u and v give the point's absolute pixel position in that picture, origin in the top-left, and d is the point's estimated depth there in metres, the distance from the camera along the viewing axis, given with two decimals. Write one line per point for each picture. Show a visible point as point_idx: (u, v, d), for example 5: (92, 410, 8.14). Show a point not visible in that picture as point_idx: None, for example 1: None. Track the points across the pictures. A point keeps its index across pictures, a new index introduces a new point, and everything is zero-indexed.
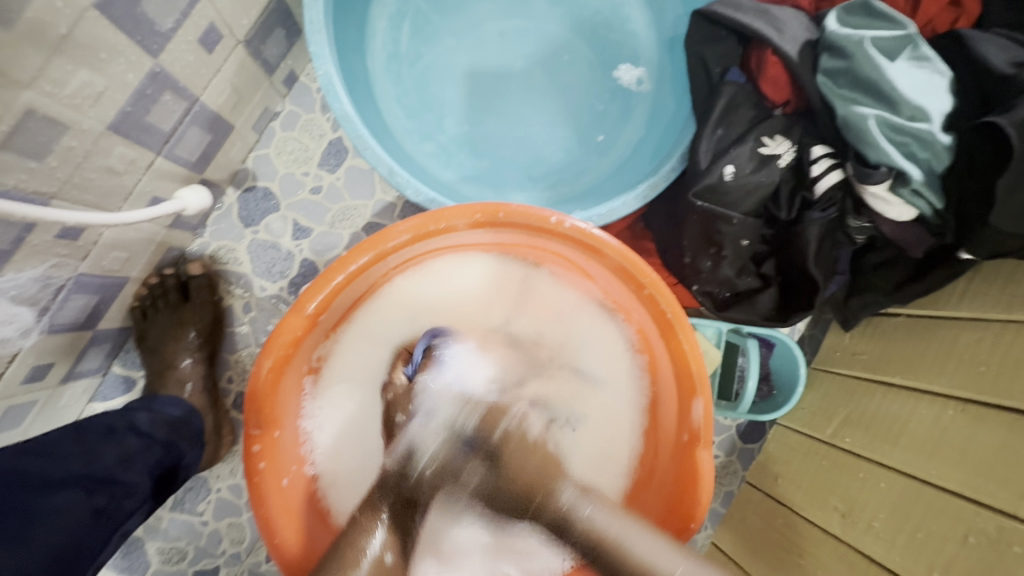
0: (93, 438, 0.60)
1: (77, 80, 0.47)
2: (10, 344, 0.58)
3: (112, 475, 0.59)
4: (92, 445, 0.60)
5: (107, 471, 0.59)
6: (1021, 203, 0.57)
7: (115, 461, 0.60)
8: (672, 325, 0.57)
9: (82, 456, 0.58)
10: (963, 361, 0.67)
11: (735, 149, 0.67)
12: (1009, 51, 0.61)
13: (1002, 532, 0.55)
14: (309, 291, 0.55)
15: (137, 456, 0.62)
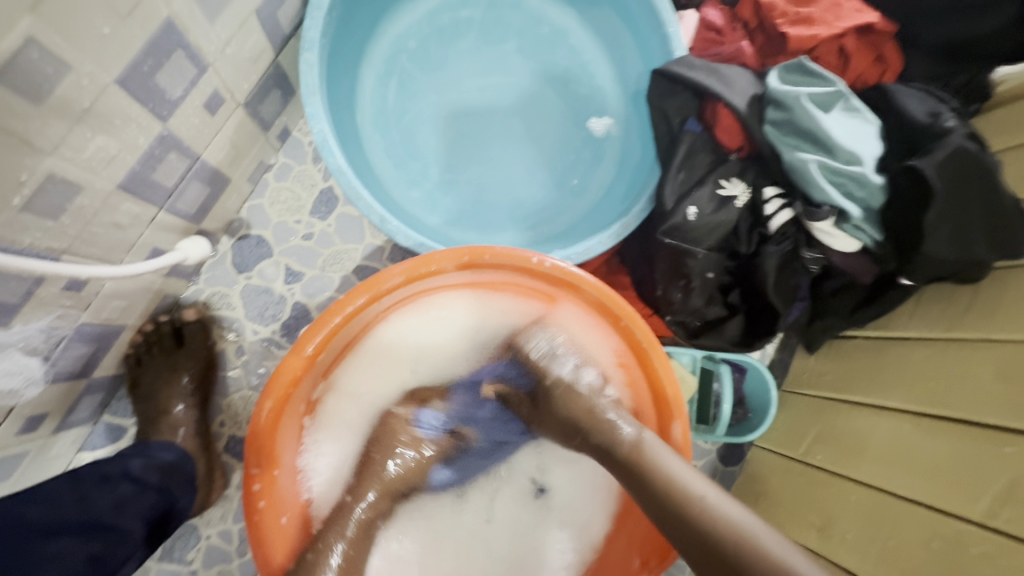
0: (88, 485, 0.61)
1: (93, 145, 0.50)
2: (16, 395, 0.59)
3: (105, 521, 0.59)
4: (87, 492, 0.61)
5: (101, 517, 0.59)
6: (944, 235, 0.65)
7: (108, 508, 0.60)
8: (648, 354, 0.62)
9: (77, 503, 0.59)
10: (914, 377, 0.74)
11: (696, 191, 0.74)
12: (926, 104, 0.71)
13: (958, 535, 0.60)
14: (309, 332, 0.58)
15: (130, 502, 0.63)
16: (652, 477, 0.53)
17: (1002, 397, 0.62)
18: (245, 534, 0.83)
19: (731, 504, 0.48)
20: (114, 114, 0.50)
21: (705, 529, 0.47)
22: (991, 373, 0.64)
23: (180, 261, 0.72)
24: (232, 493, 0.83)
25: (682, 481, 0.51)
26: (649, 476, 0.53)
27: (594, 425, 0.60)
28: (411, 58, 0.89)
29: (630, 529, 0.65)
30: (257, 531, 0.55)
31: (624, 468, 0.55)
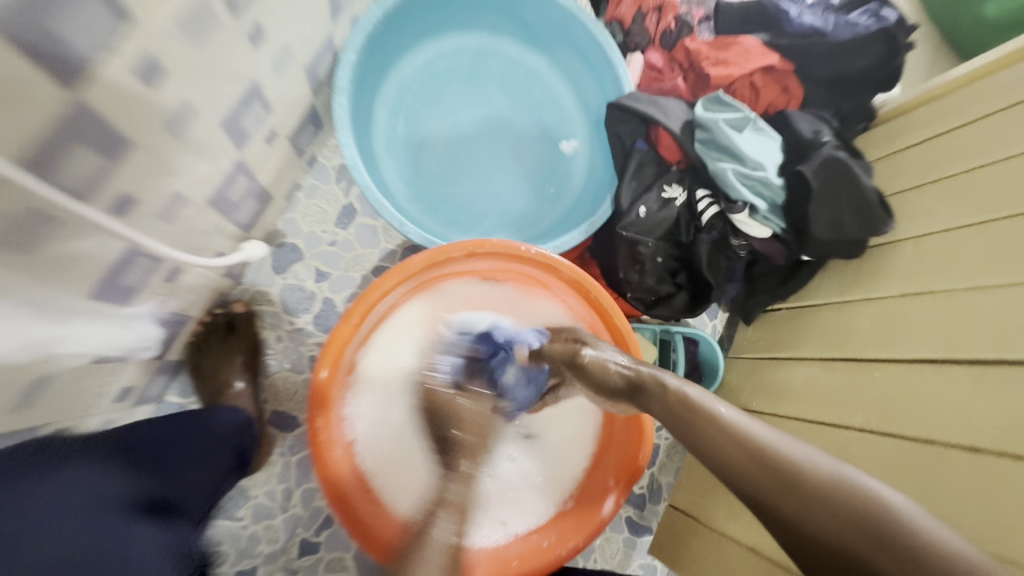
0: (197, 422, 0.79)
1: (200, 170, 0.68)
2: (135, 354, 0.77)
3: (215, 445, 0.79)
4: (198, 427, 0.78)
5: (212, 442, 0.79)
6: (826, 221, 0.88)
7: (215, 438, 0.79)
8: (611, 319, 0.82)
9: (195, 432, 0.77)
10: (818, 332, 0.96)
11: (646, 194, 0.96)
12: (812, 124, 0.94)
13: (847, 439, 0.81)
14: (353, 308, 0.77)
15: (227, 439, 0.81)
16: (710, 433, 0.56)
17: (877, 339, 0.84)
18: (286, 493, 0.99)
19: (748, 420, 0.56)
20: (215, 147, 0.69)
21: (748, 455, 0.52)
22: (870, 322, 0.87)
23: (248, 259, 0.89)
24: (275, 458, 0.99)
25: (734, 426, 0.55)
26: (711, 432, 0.56)
27: (640, 388, 0.65)
28: (414, 96, 1.09)
29: (608, 457, 0.86)
30: (319, 458, 0.74)
31: (682, 424, 0.59)
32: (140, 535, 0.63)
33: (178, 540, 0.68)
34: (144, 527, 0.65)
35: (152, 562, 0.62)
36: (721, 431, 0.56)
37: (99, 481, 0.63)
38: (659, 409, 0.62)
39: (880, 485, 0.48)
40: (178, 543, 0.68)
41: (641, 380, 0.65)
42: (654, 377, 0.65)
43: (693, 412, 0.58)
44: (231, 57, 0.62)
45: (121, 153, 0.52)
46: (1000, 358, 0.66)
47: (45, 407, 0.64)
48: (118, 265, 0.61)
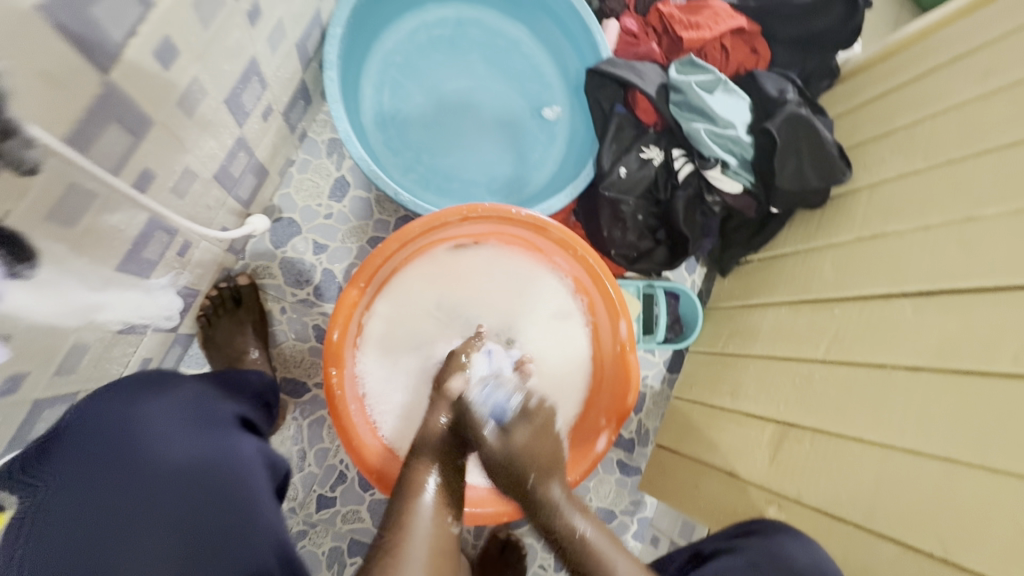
0: (238, 374, 0.86)
1: (207, 146, 0.72)
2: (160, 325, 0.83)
3: (262, 392, 0.87)
4: (243, 377, 0.86)
5: (260, 388, 0.87)
6: (791, 173, 0.95)
7: (262, 387, 0.87)
8: (598, 273, 0.89)
9: (241, 381, 0.85)
10: (786, 279, 1.04)
11: (625, 156, 1.03)
12: (778, 83, 1.01)
13: (810, 370, 0.90)
14: (359, 273, 0.83)
15: (267, 390, 0.88)
16: (601, 572, 0.69)
17: (834, 280, 0.93)
18: (301, 453, 1.05)
19: (636, 575, 0.68)
20: (219, 124, 0.72)
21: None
22: (829, 265, 0.96)
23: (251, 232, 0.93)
24: (288, 422, 1.05)
25: (615, 570, 0.68)
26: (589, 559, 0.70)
27: (540, 479, 0.76)
28: (399, 69, 1.12)
29: (600, 402, 0.94)
30: (337, 410, 0.81)
31: (570, 555, 0.72)
32: (245, 445, 0.71)
33: (276, 456, 0.76)
34: (251, 444, 0.72)
35: (259, 473, 0.69)
36: (597, 557, 0.70)
37: (210, 406, 0.72)
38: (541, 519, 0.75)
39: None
40: (279, 463, 0.76)
41: (533, 462, 0.77)
42: (547, 480, 0.76)
43: (582, 546, 0.71)
44: (235, 36, 0.65)
45: (144, 132, 0.57)
46: (937, 289, 0.75)
47: (79, 374, 0.69)
48: (140, 239, 0.66)
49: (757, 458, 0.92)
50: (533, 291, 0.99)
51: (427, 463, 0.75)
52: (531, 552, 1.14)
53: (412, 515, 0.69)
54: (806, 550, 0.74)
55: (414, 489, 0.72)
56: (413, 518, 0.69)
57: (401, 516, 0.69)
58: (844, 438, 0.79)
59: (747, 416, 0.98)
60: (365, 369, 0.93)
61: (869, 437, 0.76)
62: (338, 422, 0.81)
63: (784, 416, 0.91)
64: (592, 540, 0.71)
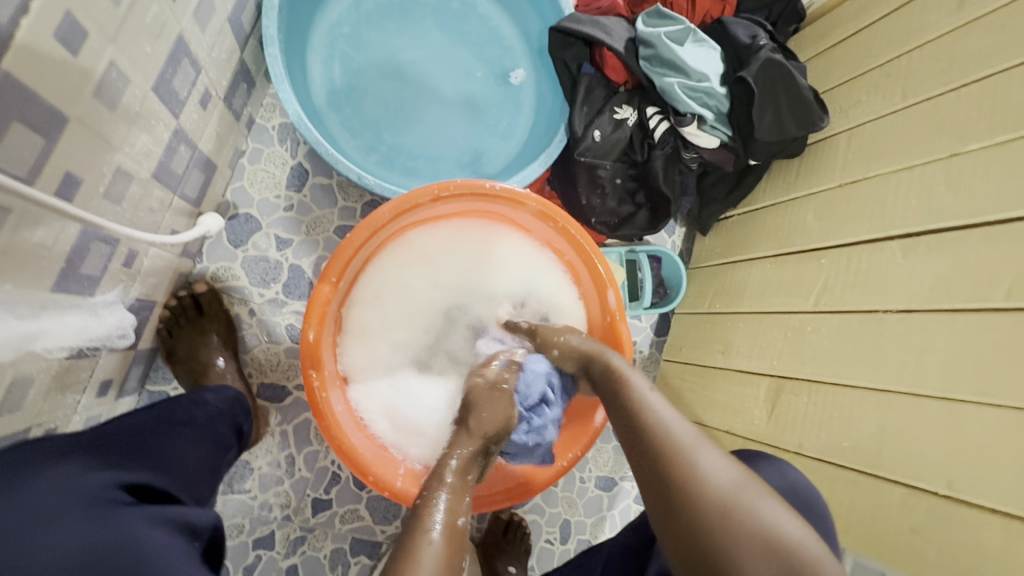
0: (189, 401, 0.77)
1: (140, 142, 0.64)
2: (115, 345, 0.76)
3: (209, 424, 0.77)
4: (188, 406, 0.76)
5: (207, 421, 0.77)
6: (769, 123, 0.92)
7: (209, 417, 0.78)
8: (582, 244, 0.85)
9: (185, 411, 0.75)
10: (768, 234, 1.02)
11: (599, 118, 0.98)
12: (748, 29, 0.97)
13: (801, 321, 0.89)
14: (331, 265, 0.77)
15: (217, 417, 0.79)
16: (654, 442, 0.59)
17: (819, 228, 0.92)
18: (290, 459, 1.01)
19: (719, 466, 0.56)
20: (151, 115, 0.64)
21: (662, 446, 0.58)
22: (812, 215, 0.94)
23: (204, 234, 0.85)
24: (272, 429, 1.01)
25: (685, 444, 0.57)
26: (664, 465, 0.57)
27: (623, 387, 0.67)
28: (347, 42, 1.04)
29: None
30: (323, 416, 0.76)
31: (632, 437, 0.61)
32: (144, 525, 0.53)
33: (191, 519, 0.61)
34: (152, 518, 0.55)
35: (172, 552, 0.54)
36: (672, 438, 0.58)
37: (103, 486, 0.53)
38: (617, 417, 0.65)
39: (782, 520, 0.53)
40: (197, 524, 0.61)
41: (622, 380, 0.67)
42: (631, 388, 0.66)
43: (697, 496, 0.54)
44: (152, 12, 0.58)
45: (60, 130, 0.51)
46: (926, 230, 0.74)
47: (26, 410, 0.63)
48: (76, 253, 0.60)
49: (755, 415, 0.92)
50: (513, 268, 0.95)
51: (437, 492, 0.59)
52: (535, 529, 1.14)
53: (424, 534, 0.53)
54: (781, 476, 0.72)
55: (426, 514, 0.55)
56: (428, 533, 0.53)
57: (419, 523, 0.55)
58: (841, 387, 0.79)
59: (742, 373, 0.98)
60: (349, 367, 0.88)
61: (865, 384, 0.76)
62: (327, 429, 0.76)
63: (778, 369, 0.90)
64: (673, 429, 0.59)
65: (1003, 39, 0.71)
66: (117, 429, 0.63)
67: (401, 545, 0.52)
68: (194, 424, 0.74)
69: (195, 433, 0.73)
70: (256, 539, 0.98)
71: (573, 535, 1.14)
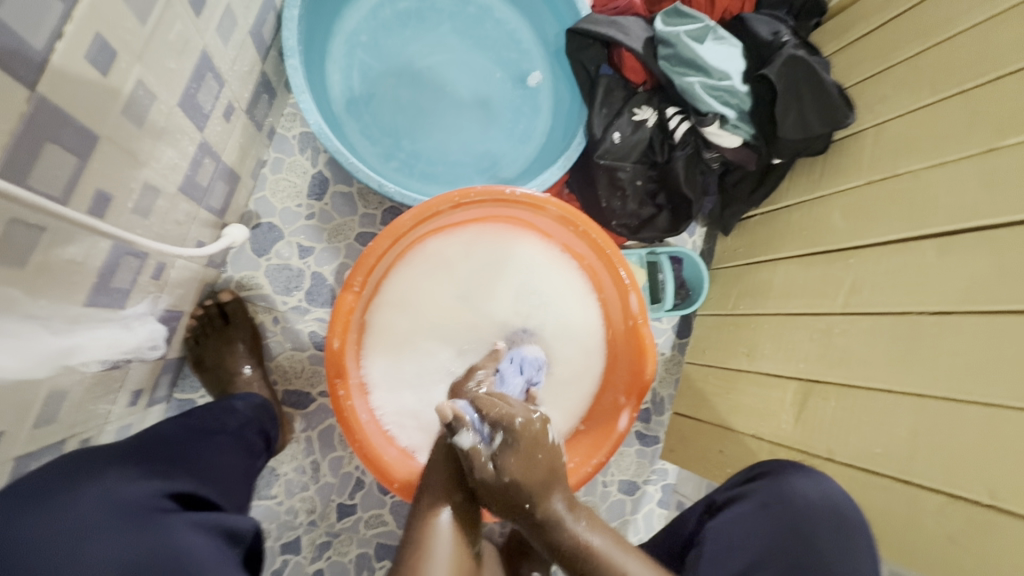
0: (219, 410, 0.78)
1: (166, 156, 0.65)
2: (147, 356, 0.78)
3: (241, 432, 0.78)
4: (219, 414, 0.77)
5: (238, 428, 0.78)
6: (794, 120, 0.90)
7: (240, 424, 0.79)
8: (603, 248, 0.84)
9: (217, 418, 0.76)
10: (795, 232, 1.00)
11: (618, 120, 0.98)
12: (770, 24, 0.95)
13: (830, 322, 0.87)
14: (353, 274, 0.78)
15: (247, 424, 0.80)
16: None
17: (847, 226, 0.89)
18: (314, 464, 1.02)
19: None
20: (176, 129, 0.65)
21: None
22: (839, 213, 0.92)
23: (229, 244, 0.86)
24: (297, 435, 1.02)
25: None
26: None
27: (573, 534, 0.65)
28: (365, 50, 1.04)
29: (615, 381, 0.91)
30: (349, 425, 0.77)
31: None
32: (188, 533, 0.54)
33: (232, 525, 0.62)
34: (196, 525, 0.56)
35: (215, 558, 0.55)
36: None
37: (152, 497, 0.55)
38: (557, 555, 0.65)
39: None
40: (238, 529, 0.62)
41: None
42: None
43: None
44: (177, 29, 0.59)
45: (90, 149, 0.52)
46: (961, 229, 0.72)
47: (63, 421, 0.65)
48: (106, 268, 0.61)
49: (782, 419, 0.90)
50: (535, 271, 0.94)
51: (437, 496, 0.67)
52: None
53: (432, 526, 0.64)
54: (815, 484, 0.73)
55: (426, 516, 0.65)
56: (433, 526, 0.64)
57: (425, 522, 0.65)
58: (873, 391, 0.77)
59: (768, 376, 0.96)
60: (370, 373, 0.88)
61: (898, 387, 0.74)
62: (353, 437, 0.77)
63: (806, 372, 0.88)
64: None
65: None
66: (156, 437, 0.65)
67: (410, 545, 0.62)
68: (226, 431, 0.75)
69: (228, 440, 0.74)
70: (283, 544, 0.99)
71: None
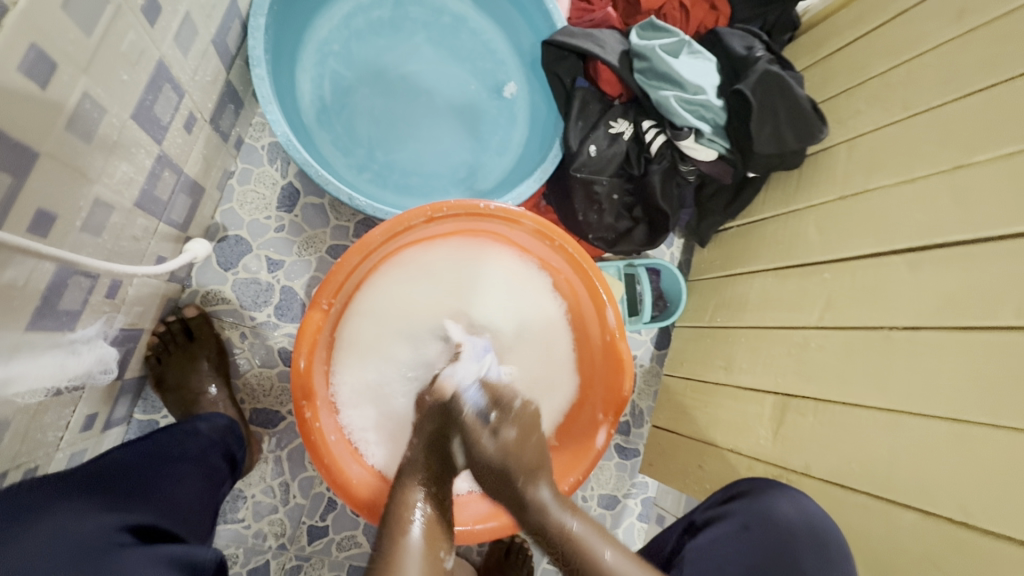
0: (180, 434, 0.75)
1: (119, 171, 0.62)
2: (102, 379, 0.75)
3: (204, 455, 0.74)
4: (180, 438, 0.74)
5: (201, 452, 0.74)
6: (768, 135, 0.90)
7: (203, 447, 0.75)
8: (579, 262, 0.83)
9: (177, 442, 0.73)
10: (770, 245, 1.00)
11: (593, 133, 0.97)
12: (743, 40, 0.95)
13: (804, 336, 0.87)
14: (321, 292, 0.75)
15: (210, 448, 0.77)
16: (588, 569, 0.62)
17: (821, 240, 0.90)
18: (284, 486, 0.98)
19: None
20: (130, 143, 0.62)
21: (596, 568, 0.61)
22: (814, 227, 0.92)
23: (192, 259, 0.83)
24: (265, 455, 0.98)
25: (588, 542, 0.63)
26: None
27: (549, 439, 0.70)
28: (337, 59, 1.02)
29: (592, 394, 0.89)
30: (317, 448, 0.74)
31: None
32: (148, 568, 0.52)
33: (194, 559, 0.59)
34: (156, 559, 0.54)
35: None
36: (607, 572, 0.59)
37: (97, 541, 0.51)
38: (562, 566, 0.64)
39: None
40: (200, 561, 0.60)
41: (545, 514, 0.65)
42: (553, 517, 0.65)
43: None
44: (129, 39, 0.56)
45: (29, 166, 0.49)
46: (930, 246, 0.72)
47: (5, 451, 0.61)
48: (52, 289, 0.58)
49: (759, 434, 0.90)
50: (510, 283, 0.93)
51: (412, 490, 0.65)
52: (537, 551, 1.11)
53: (404, 537, 0.60)
54: (790, 499, 0.72)
55: (400, 521, 0.61)
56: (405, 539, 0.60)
57: (394, 537, 0.60)
58: (847, 407, 0.77)
59: (746, 390, 0.95)
60: (340, 391, 0.85)
61: (873, 403, 0.74)
62: (320, 461, 0.74)
63: (783, 387, 0.88)
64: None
65: (1006, 49, 0.69)
66: (107, 467, 0.62)
67: (380, 560, 0.58)
68: (189, 458, 0.72)
69: (189, 467, 0.70)
70: (250, 569, 0.95)
71: None
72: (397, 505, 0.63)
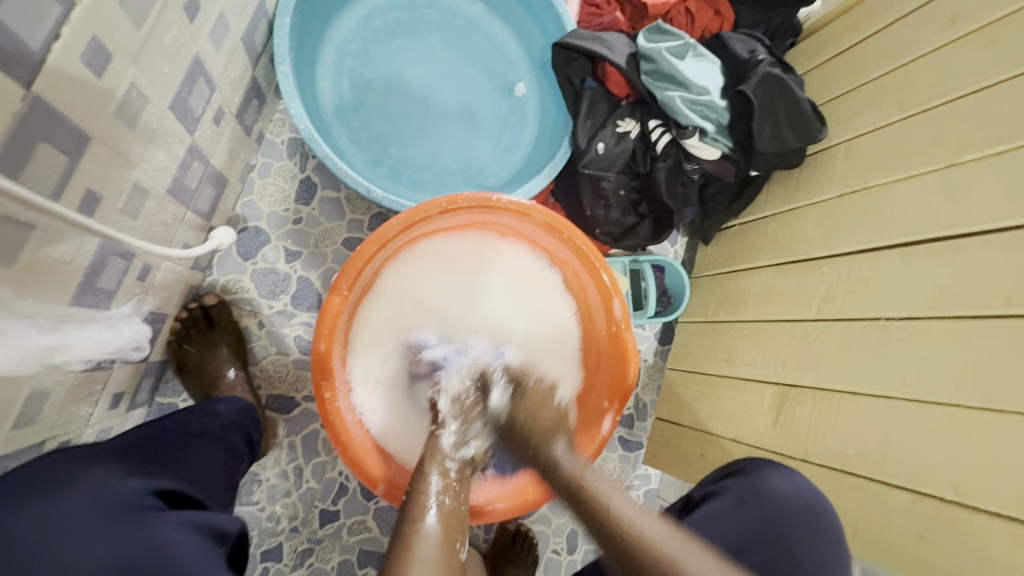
0: (202, 413, 0.78)
1: (156, 159, 0.66)
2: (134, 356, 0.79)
3: (225, 434, 0.78)
4: (202, 417, 0.77)
5: (222, 431, 0.78)
6: (770, 135, 0.94)
7: (224, 426, 0.79)
8: (586, 254, 0.86)
9: (199, 420, 0.76)
10: (772, 242, 1.04)
11: (601, 132, 1.01)
12: (746, 44, 0.99)
13: (804, 328, 0.90)
14: (341, 278, 0.78)
15: (230, 428, 0.80)
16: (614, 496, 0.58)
17: (820, 236, 0.93)
18: (298, 470, 1.01)
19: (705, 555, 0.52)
20: (167, 132, 0.66)
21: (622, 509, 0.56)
22: (813, 224, 0.95)
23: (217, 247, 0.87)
24: (280, 440, 1.01)
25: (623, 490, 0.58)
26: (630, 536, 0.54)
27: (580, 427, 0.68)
28: (355, 59, 1.06)
29: (597, 382, 0.93)
30: (335, 428, 0.77)
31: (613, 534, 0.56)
32: (178, 531, 0.55)
33: (222, 524, 0.62)
34: (184, 524, 0.56)
35: (203, 558, 0.55)
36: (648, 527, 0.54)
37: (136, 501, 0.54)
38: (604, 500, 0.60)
39: None
40: (225, 528, 0.62)
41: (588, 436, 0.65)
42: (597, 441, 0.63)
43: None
44: (171, 34, 0.60)
45: (82, 149, 0.52)
46: (924, 240, 0.76)
47: (42, 422, 0.64)
48: (94, 267, 0.61)
49: (760, 422, 0.93)
50: (519, 274, 0.96)
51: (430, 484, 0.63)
52: (542, 539, 1.13)
53: (419, 526, 0.56)
54: (788, 481, 0.75)
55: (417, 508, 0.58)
56: (421, 528, 0.56)
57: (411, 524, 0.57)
58: (845, 394, 0.80)
59: (748, 380, 0.98)
60: (356, 375, 0.89)
61: (869, 391, 0.77)
62: (338, 439, 0.77)
63: (783, 377, 0.91)
64: (645, 523, 0.55)
65: (998, 51, 0.73)
66: (135, 438, 0.64)
67: (395, 545, 0.54)
68: (212, 435, 0.75)
69: (211, 443, 0.73)
70: (264, 551, 0.98)
71: (580, 545, 1.14)
72: (413, 502, 0.60)
